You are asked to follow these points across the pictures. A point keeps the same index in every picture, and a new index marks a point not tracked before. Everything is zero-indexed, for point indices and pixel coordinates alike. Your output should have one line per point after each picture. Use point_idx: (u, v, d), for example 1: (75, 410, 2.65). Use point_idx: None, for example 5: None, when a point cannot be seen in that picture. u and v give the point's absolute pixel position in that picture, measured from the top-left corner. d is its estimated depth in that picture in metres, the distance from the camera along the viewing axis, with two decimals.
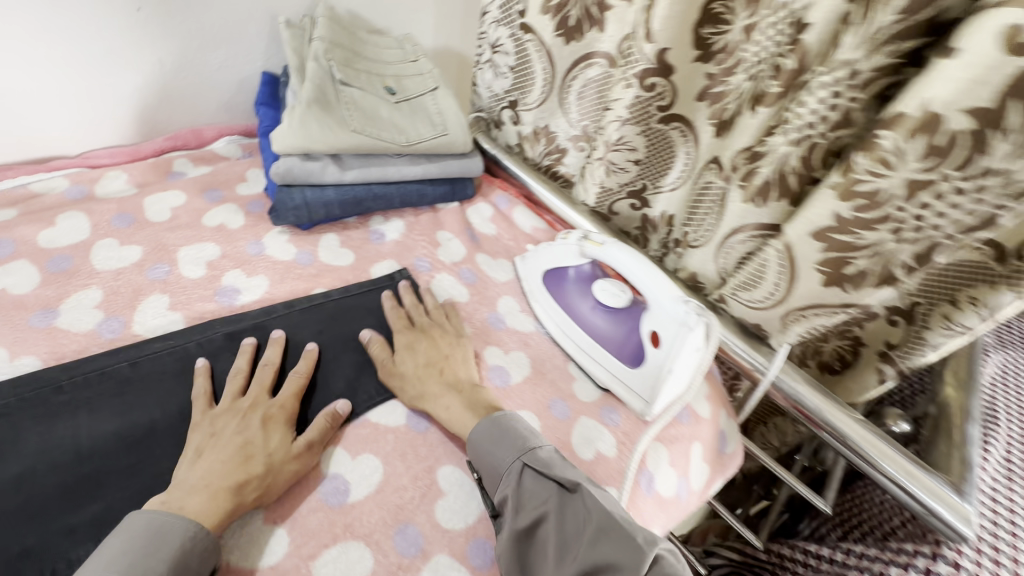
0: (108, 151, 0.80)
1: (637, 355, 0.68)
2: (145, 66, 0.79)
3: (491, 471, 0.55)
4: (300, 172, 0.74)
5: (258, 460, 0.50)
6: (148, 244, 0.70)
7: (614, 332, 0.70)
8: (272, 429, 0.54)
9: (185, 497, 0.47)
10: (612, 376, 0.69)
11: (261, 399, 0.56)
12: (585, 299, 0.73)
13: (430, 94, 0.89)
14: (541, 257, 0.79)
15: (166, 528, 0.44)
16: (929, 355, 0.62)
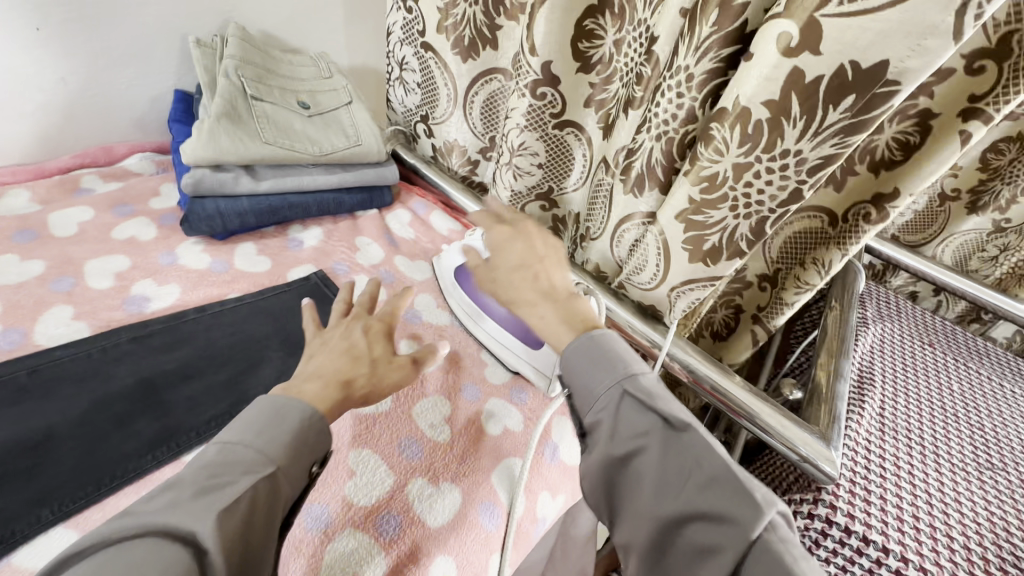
0: (10, 169, 0.79)
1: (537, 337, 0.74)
2: (50, 85, 0.80)
3: (585, 392, 0.53)
4: (212, 182, 0.76)
5: (364, 362, 0.55)
6: (53, 258, 0.70)
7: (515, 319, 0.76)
8: (377, 338, 0.60)
9: (302, 383, 0.51)
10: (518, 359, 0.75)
11: (363, 313, 0.62)
12: (492, 288, 0.79)
13: (345, 108, 0.94)
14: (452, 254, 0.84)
15: (280, 408, 0.45)
16: (786, 314, 0.74)
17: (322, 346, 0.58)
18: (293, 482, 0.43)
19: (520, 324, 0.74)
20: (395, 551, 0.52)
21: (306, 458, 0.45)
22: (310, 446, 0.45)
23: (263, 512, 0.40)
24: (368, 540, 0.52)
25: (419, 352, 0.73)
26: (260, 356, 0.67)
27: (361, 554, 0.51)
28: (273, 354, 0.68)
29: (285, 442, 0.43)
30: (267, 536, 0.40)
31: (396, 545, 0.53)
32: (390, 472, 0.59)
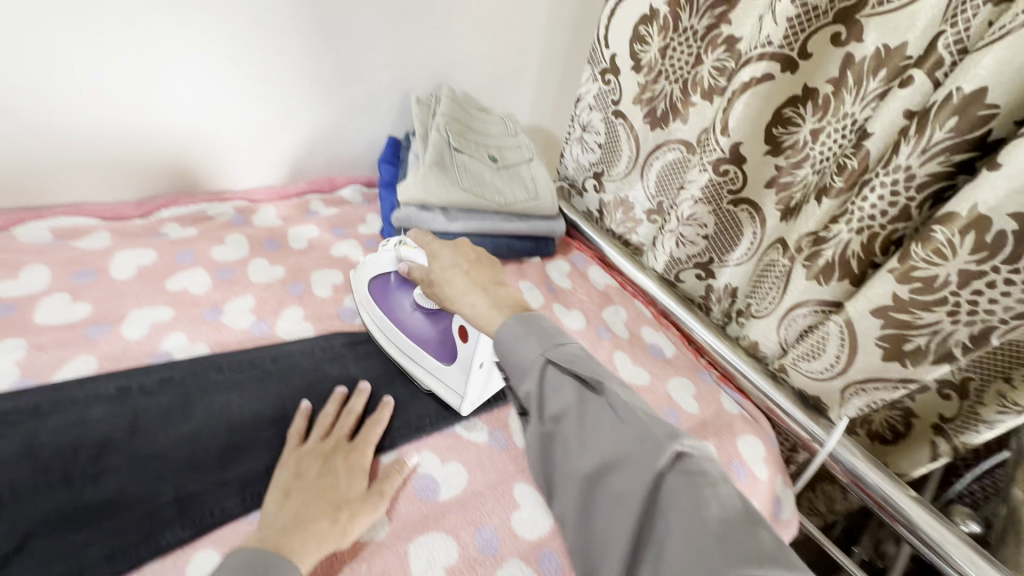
0: (264, 190, 0.99)
1: (449, 353, 0.70)
2: (306, 126, 0.99)
3: (515, 366, 0.51)
4: (416, 219, 0.90)
5: (342, 505, 0.53)
6: (290, 265, 0.85)
7: (427, 330, 0.72)
8: (352, 474, 0.56)
9: (279, 536, 0.48)
10: (437, 381, 0.70)
11: (342, 443, 0.60)
12: (400, 298, 0.75)
13: (526, 163, 1.04)
14: (365, 267, 0.77)
15: (259, 565, 0.44)
16: (983, 431, 0.69)
17: (294, 485, 0.54)
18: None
19: (435, 341, 0.71)
20: None
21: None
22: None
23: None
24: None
25: None
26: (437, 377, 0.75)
27: None
28: None
29: None
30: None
31: None
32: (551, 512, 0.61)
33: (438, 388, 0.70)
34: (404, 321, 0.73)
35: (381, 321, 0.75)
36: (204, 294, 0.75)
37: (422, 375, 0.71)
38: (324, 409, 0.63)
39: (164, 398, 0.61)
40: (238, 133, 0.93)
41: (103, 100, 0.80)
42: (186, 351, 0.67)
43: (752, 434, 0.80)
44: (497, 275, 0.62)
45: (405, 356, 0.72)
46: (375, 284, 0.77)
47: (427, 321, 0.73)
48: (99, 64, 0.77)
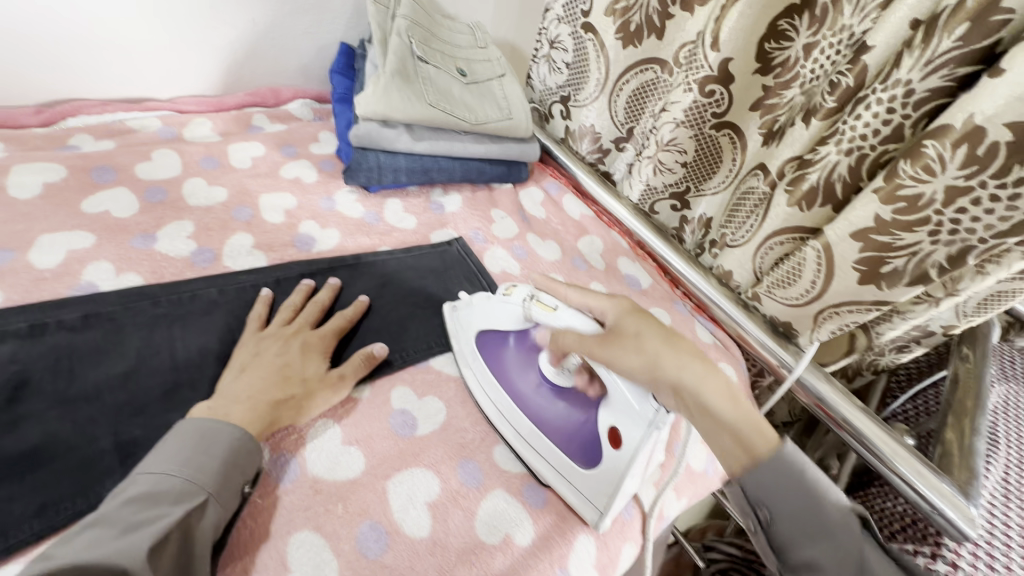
0: (195, 99, 0.85)
1: (592, 453, 0.57)
2: (241, 25, 0.84)
3: (767, 493, 0.50)
4: (375, 137, 0.79)
5: (296, 382, 0.53)
6: (233, 188, 0.74)
7: (568, 425, 0.60)
8: (313, 356, 0.56)
9: (229, 407, 0.49)
10: (558, 478, 0.56)
11: (304, 329, 0.59)
12: (528, 371, 0.63)
13: (498, 80, 0.95)
14: (474, 309, 0.66)
15: (209, 433, 0.46)
16: (895, 322, 0.73)
17: (262, 354, 0.54)
18: (222, 505, 0.44)
19: (576, 432, 0.59)
20: (543, 521, 0.53)
21: (238, 476, 0.46)
22: (240, 464, 0.46)
23: (186, 540, 0.41)
24: (517, 506, 0.54)
25: None
26: (407, 309, 0.69)
27: (512, 516, 0.53)
28: (420, 309, 0.70)
29: (215, 466, 0.44)
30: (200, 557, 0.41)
31: (544, 515, 0.54)
32: None
33: (562, 492, 0.55)
34: (526, 395, 0.62)
35: (494, 389, 0.62)
36: (131, 219, 0.65)
37: (551, 476, 0.56)
38: (290, 298, 0.62)
39: (90, 336, 0.52)
40: (156, 27, 0.78)
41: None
42: (115, 283, 0.58)
43: (725, 362, 0.81)
44: (634, 322, 0.53)
45: (527, 445, 0.58)
46: (485, 334, 0.66)
47: (576, 413, 0.60)
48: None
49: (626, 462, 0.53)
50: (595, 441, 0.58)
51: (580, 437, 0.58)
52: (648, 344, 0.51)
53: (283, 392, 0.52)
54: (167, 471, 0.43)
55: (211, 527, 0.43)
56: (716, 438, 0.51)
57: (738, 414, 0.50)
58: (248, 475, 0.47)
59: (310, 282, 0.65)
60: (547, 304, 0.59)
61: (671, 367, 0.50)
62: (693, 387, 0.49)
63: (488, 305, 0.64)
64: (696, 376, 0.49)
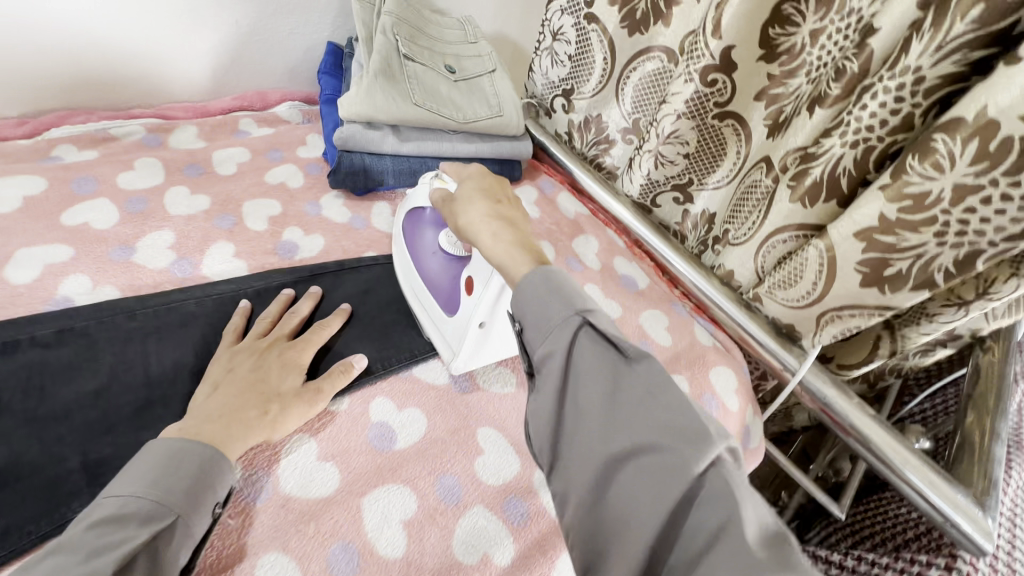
0: (181, 105, 0.85)
1: (453, 304, 0.63)
2: (224, 28, 0.83)
3: (539, 323, 0.46)
4: (360, 139, 0.77)
5: (268, 398, 0.51)
6: (216, 195, 0.74)
7: (444, 279, 0.65)
8: (287, 369, 0.55)
9: (200, 424, 0.48)
10: (434, 330, 0.64)
11: (281, 341, 0.58)
12: (427, 234, 0.68)
13: (489, 75, 0.92)
14: (403, 196, 0.71)
15: (180, 453, 0.44)
16: (923, 325, 0.67)
17: (234, 370, 0.53)
18: (191, 527, 0.43)
19: (448, 288, 0.64)
20: (524, 538, 0.52)
21: (208, 497, 0.44)
22: (211, 485, 0.45)
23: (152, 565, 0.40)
24: (497, 522, 0.52)
25: None
26: (391, 317, 0.68)
27: (491, 534, 0.51)
28: (405, 316, 0.69)
29: (185, 487, 0.43)
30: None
31: (525, 532, 0.52)
32: (517, 458, 0.58)
33: (433, 338, 0.64)
34: (422, 254, 0.67)
35: (405, 259, 0.69)
36: (111, 230, 0.64)
37: (426, 324, 0.65)
38: (268, 309, 0.61)
39: (62, 355, 0.52)
40: (138, 32, 0.77)
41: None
42: (92, 297, 0.57)
43: (725, 365, 0.78)
44: (477, 182, 0.60)
45: (416, 300, 0.67)
46: (412, 212, 0.70)
47: (454, 267, 0.65)
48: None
49: (475, 308, 0.59)
50: (458, 294, 0.63)
51: (454, 286, 0.64)
52: (465, 199, 0.58)
53: (256, 410, 0.50)
54: (134, 492, 0.41)
55: (178, 550, 0.42)
56: (502, 256, 0.52)
57: (502, 239, 0.53)
58: (219, 496, 0.46)
59: (290, 291, 0.64)
60: (445, 179, 0.64)
61: (468, 209, 0.57)
62: (473, 225, 0.55)
63: (410, 190, 0.70)
64: (476, 223, 0.55)
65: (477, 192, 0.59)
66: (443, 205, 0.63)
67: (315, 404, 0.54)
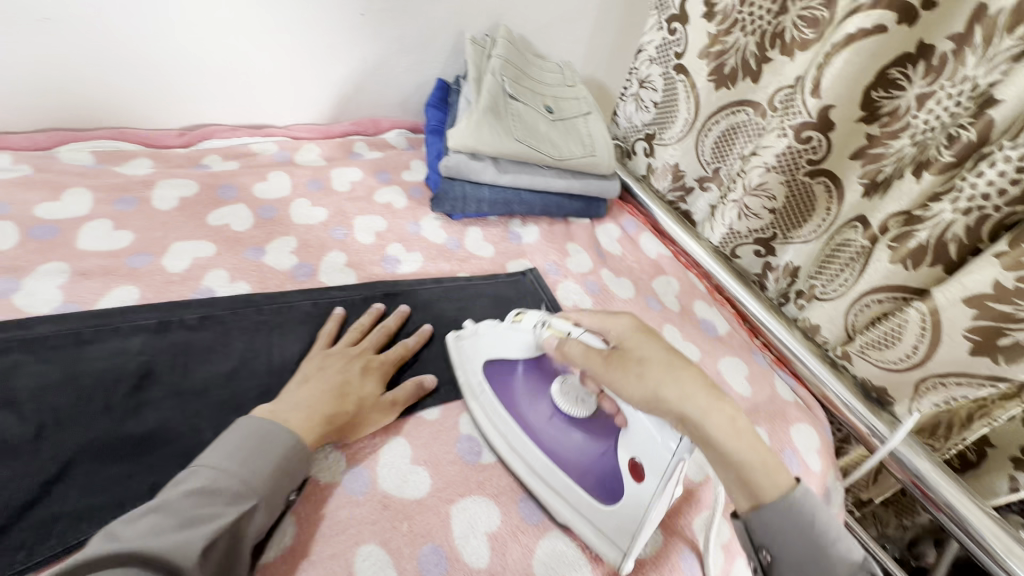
0: (307, 127, 0.94)
1: (614, 489, 0.54)
2: (353, 62, 0.93)
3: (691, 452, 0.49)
4: (465, 168, 0.83)
5: (351, 399, 0.54)
6: (332, 209, 0.81)
7: (585, 459, 0.57)
8: (370, 376, 0.58)
9: (288, 412, 0.50)
10: (581, 516, 0.53)
11: (369, 352, 0.61)
12: (538, 400, 0.62)
13: (584, 117, 0.97)
14: (480, 341, 0.65)
15: (270, 437, 0.47)
16: None
17: (325, 369, 0.57)
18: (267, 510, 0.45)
19: (599, 467, 0.56)
20: (602, 568, 0.52)
21: (285, 483, 0.47)
22: (290, 472, 0.47)
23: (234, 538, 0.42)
24: (576, 549, 0.53)
25: None
26: None
27: (569, 559, 0.52)
28: None
29: (268, 470, 0.45)
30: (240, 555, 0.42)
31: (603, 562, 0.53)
32: None
33: (580, 526, 0.53)
34: (531, 422, 0.60)
35: (476, 445, 0.59)
36: (246, 232, 0.72)
37: (562, 512, 0.54)
38: (360, 319, 0.65)
39: (204, 335, 0.59)
40: (282, 63, 0.87)
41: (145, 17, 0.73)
42: (228, 289, 0.65)
43: (807, 424, 0.76)
44: (651, 346, 0.52)
45: (537, 478, 0.56)
46: (491, 367, 0.64)
47: (593, 444, 0.58)
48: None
49: (649, 494, 0.50)
50: (619, 478, 0.54)
51: (604, 476, 0.55)
52: (641, 350, 0.51)
53: (336, 408, 0.53)
54: (227, 467, 0.44)
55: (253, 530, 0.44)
56: (738, 451, 0.46)
57: (710, 413, 0.47)
58: (294, 484, 0.48)
59: (380, 307, 0.68)
60: (563, 330, 0.58)
61: (643, 362, 0.50)
62: (691, 411, 0.47)
63: (499, 334, 0.64)
64: (702, 409, 0.47)
65: (631, 337, 0.53)
66: (585, 362, 0.55)
67: (388, 416, 0.57)
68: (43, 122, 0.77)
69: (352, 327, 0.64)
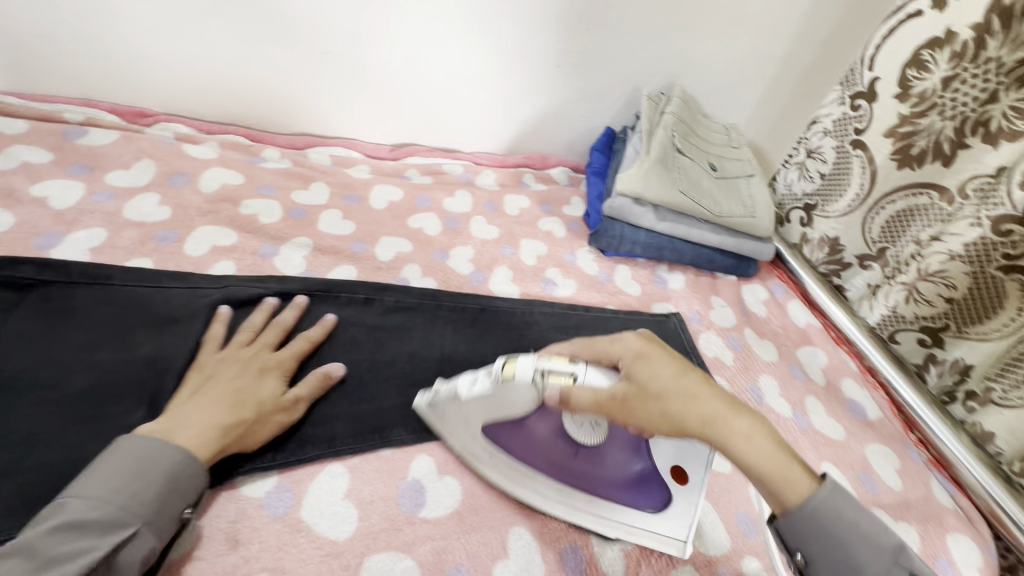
0: (487, 156, 1.05)
1: (654, 496, 0.53)
2: (537, 105, 1.01)
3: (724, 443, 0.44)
4: (627, 211, 0.90)
5: (248, 407, 0.50)
6: (503, 229, 0.91)
7: (625, 479, 0.53)
8: (269, 377, 0.55)
9: (178, 433, 0.46)
10: (620, 523, 0.53)
11: (263, 352, 0.57)
12: (546, 429, 0.53)
13: (747, 179, 0.99)
14: (447, 406, 0.53)
15: (144, 454, 0.44)
16: None
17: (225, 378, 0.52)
18: (156, 534, 0.42)
19: (638, 479, 0.54)
20: None
21: (176, 504, 0.44)
22: (180, 490, 0.44)
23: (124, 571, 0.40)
24: None
25: None
26: None
27: None
28: None
29: (150, 497, 0.42)
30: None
31: None
32: (729, 537, 0.57)
33: (608, 531, 0.53)
34: (541, 444, 0.53)
35: (491, 456, 0.54)
36: (436, 238, 0.84)
37: (593, 504, 0.54)
38: (251, 317, 0.61)
39: (401, 317, 0.70)
40: (480, 100, 0.97)
41: (382, 52, 0.87)
42: (420, 282, 0.76)
43: (967, 537, 0.69)
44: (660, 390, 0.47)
45: (582, 510, 0.54)
46: (491, 427, 0.53)
47: (623, 468, 0.54)
48: (387, 16, 0.83)
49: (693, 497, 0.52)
50: (656, 479, 0.53)
51: (639, 475, 0.54)
52: (656, 378, 0.47)
53: (231, 416, 0.49)
54: (82, 486, 0.41)
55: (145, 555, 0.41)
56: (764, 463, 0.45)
57: (750, 428, 0.47)
58: (193, 502, 0.45)
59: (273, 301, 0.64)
60: (571, 375, 0.47)
61: (692, 393, 0.47)
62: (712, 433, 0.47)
63: (471, 401, 0.51)
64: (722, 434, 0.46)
65: (670, 378, 0.47)
66: (594, 406, 0.46)
67: (294, 415, 0.54)
68: (295, 129, 0.94)
69: (240, 328, 0.59)
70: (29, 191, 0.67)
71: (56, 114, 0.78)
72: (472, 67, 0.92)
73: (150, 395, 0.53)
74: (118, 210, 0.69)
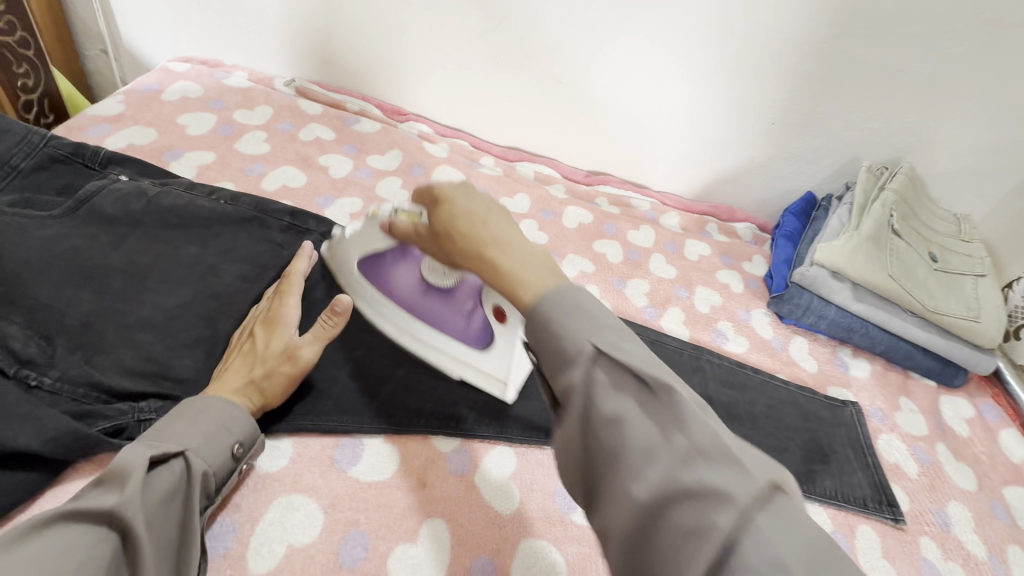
0: (674, 198, 1.05)
1: (480, 336, 0.59)
2: (740, 157, 1.00)
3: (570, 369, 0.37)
4: (820, 283, 0.85)
5: (256, 363, 0.53)
6: (680, 271, 0.92)
7: (454, 323, 0.59)
8: (271, 330, 0.55)
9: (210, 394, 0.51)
10: (460, 360, 0.60)
11: (268, 303, 0.58)
12: (406, 273, 0.60)
13: (974, 278, 0.88)
14: (350, 242, 0.62)
15: (193, 406, 0.48)
16: None
17: (236, 346, 0.55)
18: (208, 460, 0.45)
19: (467, 325, 0.59)
20: None
21: (224, 439, 0.47)
22: (228, 426, 0.48)
23: (184, 490, 0.43)
24: None
25: (940, 565, 0.64)
26: (785, 442, 0.72)
27: None
28: (801, 450, 0.72)
29: (199, 431, 0.46)
30: (193, 506, 0.43)
31: None
32: None
33: (438, 362, 0.60)
34: (407, 289, 0.60)
35: (366, 285, 0.63)
36: (617, 265, 0.89)
37: (431, 334, 0.60)
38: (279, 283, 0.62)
39: None
40: (685, 143, 1.00)
41: (603, 90, 0.95)
42: (596, 303, 0.82)
43: None
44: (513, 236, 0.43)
45: (421, 345, 0.61)
46: (364, 261, 0.62)
47: (458, 315, 0.59)
48: (620, 60, 0.91)
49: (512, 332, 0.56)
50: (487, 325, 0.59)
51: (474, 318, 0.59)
52: (450, 209, 0.46)
53: (241, 379, 0.52)
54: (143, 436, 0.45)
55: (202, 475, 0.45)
56: (541, 276, 0.40)
57: (527, 254, 0.42)
58: (240, 437, 0.48)
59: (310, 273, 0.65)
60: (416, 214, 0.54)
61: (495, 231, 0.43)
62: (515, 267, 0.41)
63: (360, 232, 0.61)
64: (522, 255, 0.41)
65: (469, 204, 0.46)
66: (411, 232, 0.51)
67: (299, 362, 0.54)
68: (507, 141, 1.06)
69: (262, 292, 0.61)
70: (317, 160, 0.85)
71: (342, 103, 0.97)
72: (686, 112, 0.95)
73: (370, 344, 0.63)
74: (372, 186, 0.84)
